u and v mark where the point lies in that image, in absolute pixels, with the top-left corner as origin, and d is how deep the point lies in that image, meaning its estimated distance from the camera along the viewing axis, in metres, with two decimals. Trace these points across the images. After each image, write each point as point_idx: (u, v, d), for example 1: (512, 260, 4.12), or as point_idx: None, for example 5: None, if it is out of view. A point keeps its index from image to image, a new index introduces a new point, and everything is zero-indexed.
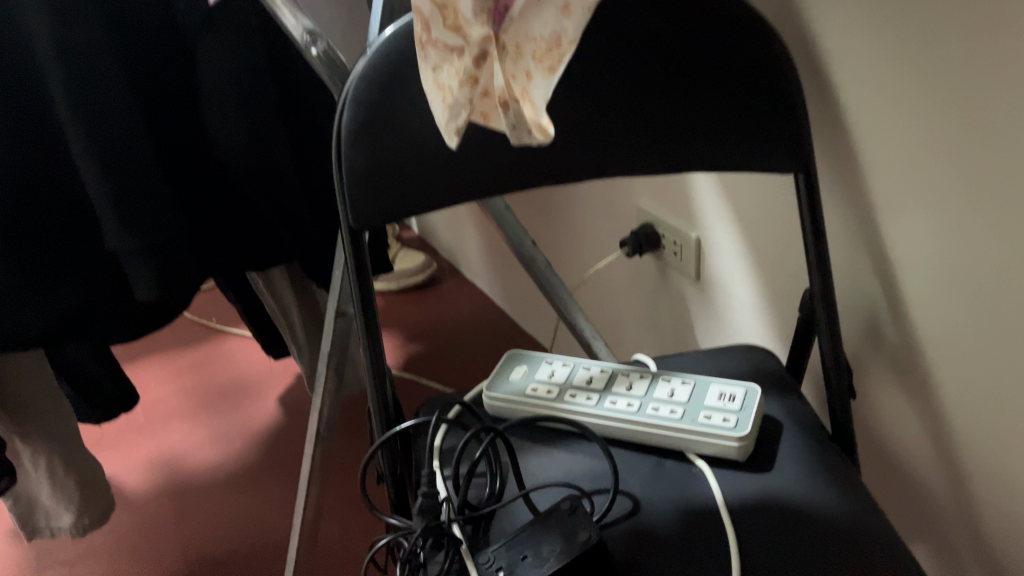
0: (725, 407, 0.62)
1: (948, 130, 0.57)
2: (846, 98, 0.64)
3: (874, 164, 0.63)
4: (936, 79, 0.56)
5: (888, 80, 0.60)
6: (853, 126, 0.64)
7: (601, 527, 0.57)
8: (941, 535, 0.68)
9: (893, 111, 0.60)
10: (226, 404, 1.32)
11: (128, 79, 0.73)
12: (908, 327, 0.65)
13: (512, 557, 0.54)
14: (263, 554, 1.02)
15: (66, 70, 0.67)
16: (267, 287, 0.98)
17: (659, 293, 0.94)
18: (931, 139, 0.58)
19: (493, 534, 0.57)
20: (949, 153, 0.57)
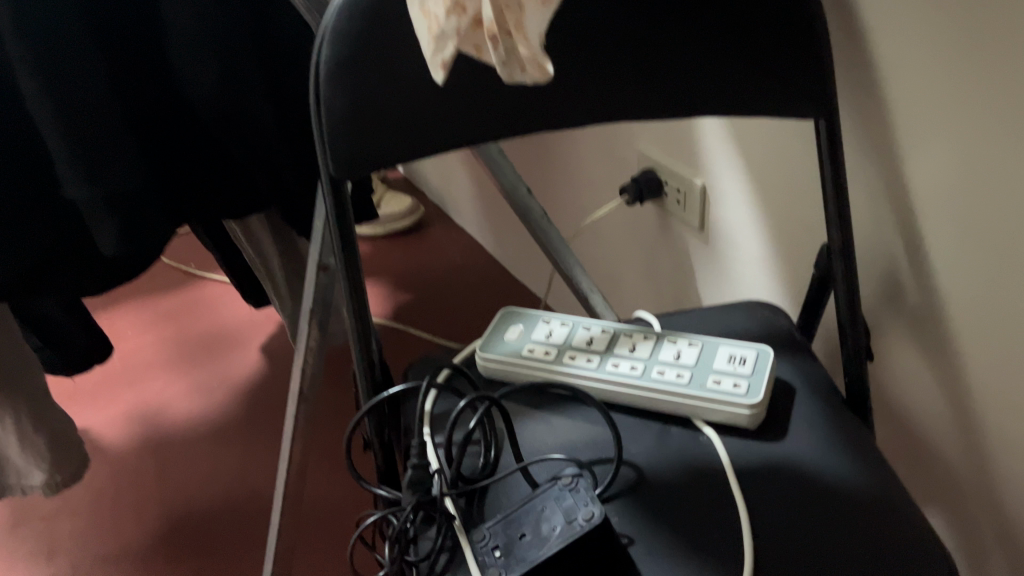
0: (735, 371, 0.58)
1: (991, 71, 0.51)
2: (876, 33, 0.58)
3: (903, 110, 0.58)
4: (981, 13, 0.51)
5: (926, 14, 0.54)
6: (882, 65, 0.59)
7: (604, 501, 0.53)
8: (955, 502, 0.66)
9: (930, 49, 0.55)
10: (207, 354, 1.28)
11: (84, 15, 0.66)
12: (932, 286, 0.61)
13: (510, 536, 0.50)
14: (248, 511, 0.99)
15: (14, 6, 0.61)
16: (245, 236, 0.93)
17: (660, 244, 0.90)
18: (971, 81, 0.53)
19: (488, 508, 0.53)
20: (991, 96, 0.52)
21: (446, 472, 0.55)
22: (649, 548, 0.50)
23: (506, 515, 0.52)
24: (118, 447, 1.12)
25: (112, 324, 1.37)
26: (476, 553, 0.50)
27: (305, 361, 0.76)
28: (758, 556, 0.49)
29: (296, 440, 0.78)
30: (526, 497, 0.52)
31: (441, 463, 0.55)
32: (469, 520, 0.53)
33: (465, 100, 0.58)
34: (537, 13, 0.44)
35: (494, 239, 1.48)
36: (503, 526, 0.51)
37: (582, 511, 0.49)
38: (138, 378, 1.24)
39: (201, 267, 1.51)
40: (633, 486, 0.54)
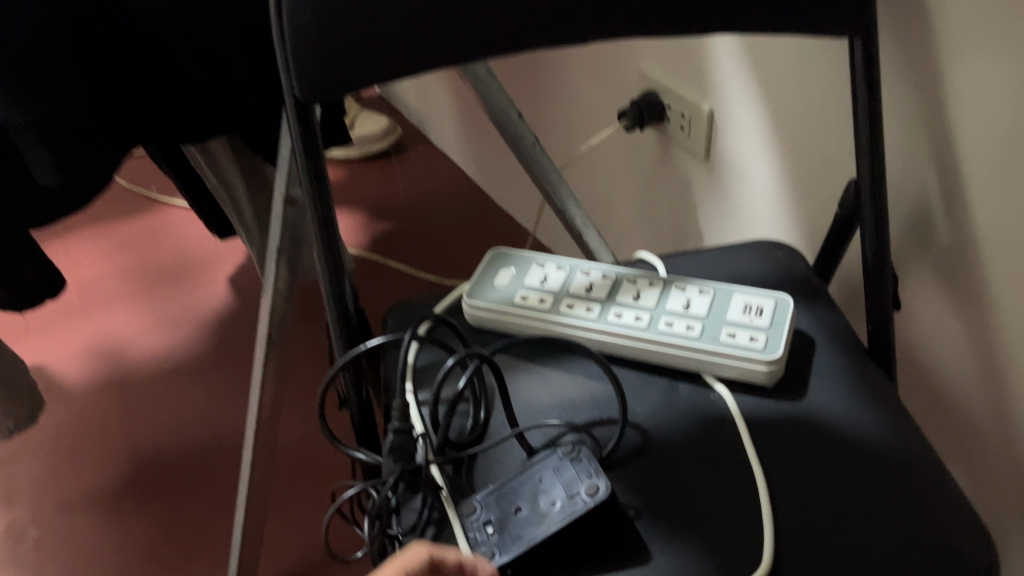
0: (752, 323, 0.53)
1: None
2: None
3: (953, 28, 0.51)
4: None
5: None
6: None
7: (606, 467, 0.48)
8: (973, 457, 0.62)
9: None
10: (172, 285, 1.21)
11: None
12: (969, 228, 0.55)
13: (504, 511, 0.45)
14: (218, 453, 0.94)
15: None
16: (207, 162, 0.85)
17: (659, 174, 0.83)
18: None
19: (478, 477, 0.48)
20: None
21: (433, 437, 0.49)
22: (659, 521, 0.44)
23: (499, 486, 0.46)
24: (79, 385, 1.06)
25: (69, 253, 1.29)
26: (466, 529, 0.45)
27: (274, 304, 0.69)
28: (780, 530, 0.44)
29: (266, 387, 0.72)
30: (522, 466, 0.47)
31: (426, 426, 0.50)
32: (458, 490, 0.47)
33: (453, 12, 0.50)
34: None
35: (476, 163, 1.40)
36: (496, 498, 0.46)
37: (586, 484, 0.44)
38: (98, 311, 1.17)
39: (164, 191, 1.43)
40: (640, 450, 0.49)
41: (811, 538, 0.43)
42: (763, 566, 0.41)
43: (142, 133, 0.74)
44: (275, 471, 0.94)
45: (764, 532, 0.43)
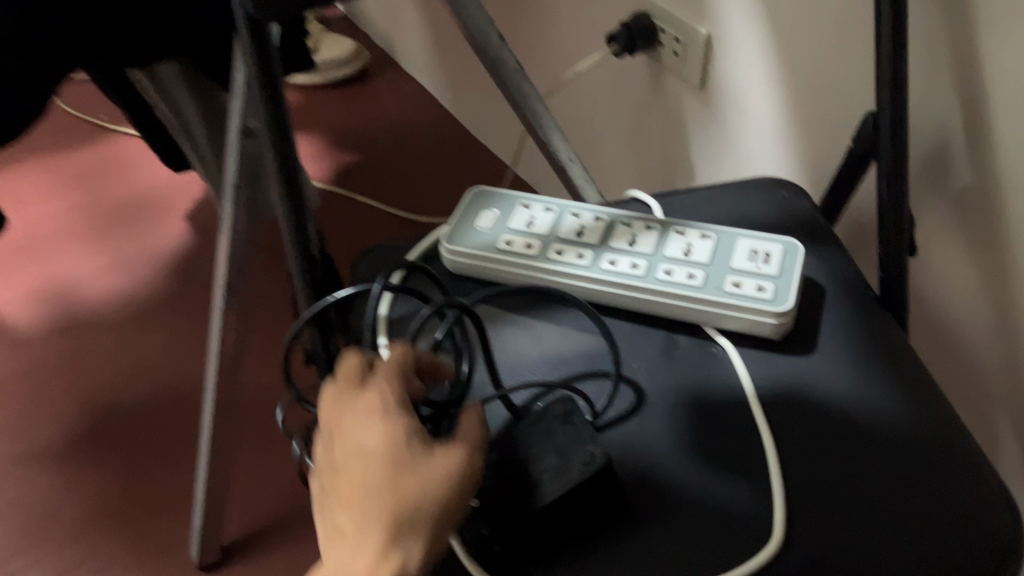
0: (759, 270, 0.48)
1: None
2: None
3: None
4: None
5: None
6: None
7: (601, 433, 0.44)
8: (978, 404, 0.59)
9: None
10: (125, 222, 1.14)
11: None
12: (990, 167, 0.51)
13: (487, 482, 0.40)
14: (180, 403, 0.90)
15: None
16: (155, 88, 0.77)
17: (649, 104, 0.77)
18: None
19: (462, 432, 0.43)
20: None
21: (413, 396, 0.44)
22: (657, 494, 0.40)
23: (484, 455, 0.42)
24: (29, 331, 1.00)
25: (14, 187, 1.21)
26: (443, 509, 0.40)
27: (232, 247, 0.63)
28: (791, 500, 0.40)
29: (227, 335, 0.67)
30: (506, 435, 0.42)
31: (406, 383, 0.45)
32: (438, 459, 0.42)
33: None
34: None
35: (448, 90, 1.33)
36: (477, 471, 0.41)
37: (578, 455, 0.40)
38: (47, 250, 1.11)
39: (113, 119, 1.34)
40: (636, 413, 0.45)
41: (823, 510, 0.39)
42: (774, 543, 0.38)
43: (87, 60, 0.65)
44: (241, 420, 0.90)
45: (773, 507, 0.40)
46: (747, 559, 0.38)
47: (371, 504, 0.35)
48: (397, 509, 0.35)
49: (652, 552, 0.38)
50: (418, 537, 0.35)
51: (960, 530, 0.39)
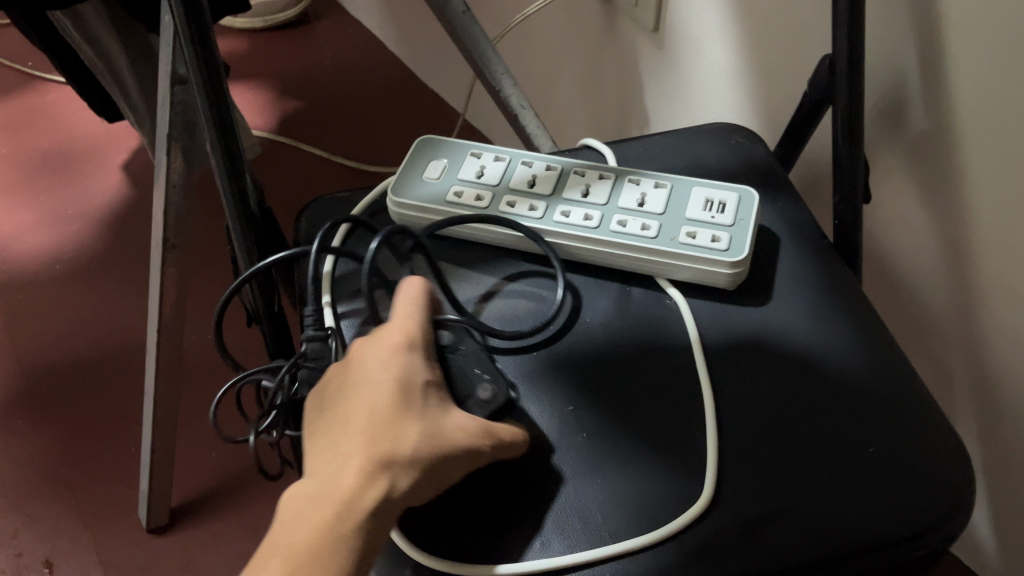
0: (713, 220, 0.47)
1: None
2: None
3: None
4: None
5: None
6: None
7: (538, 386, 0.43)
8: (931, 347, 0.60)
9: None
10: (58, 175, 1.09)
11: None
12: (945, 110, 0.50)
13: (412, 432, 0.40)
14: (122, 364, 0.87)
15: None
16: (78, 32, 0.72)
17: (602, 47, 0.75)
18: None
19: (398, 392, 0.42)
20: None
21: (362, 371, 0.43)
22: (600, 451, 0.40)
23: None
24: None
25: None
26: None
27: (168, 201, 0.60)
28: (743, 453, 0.40)
29: (167, 294, 0.65)
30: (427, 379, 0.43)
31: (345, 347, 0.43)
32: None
33: None
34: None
35: (395, 34, 1.29)
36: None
37: (469, 389, 0.40)
38: None
39: (40, 66, 1.27)
40: (583, 361, 0.44)
41: (760, 466, 0.39)
42: (703, 500, 0.38)
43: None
44: (186, 379, 0.87)
45: (703, 462, 0.39)
46: (676, 517, 0.37)
47: (379, 429, 0.36)
48: (401, 436, 0.36)
49: (606, 508, 0.38)
50: (421, 486, 0.35)
51: (902, 484, 0.39)
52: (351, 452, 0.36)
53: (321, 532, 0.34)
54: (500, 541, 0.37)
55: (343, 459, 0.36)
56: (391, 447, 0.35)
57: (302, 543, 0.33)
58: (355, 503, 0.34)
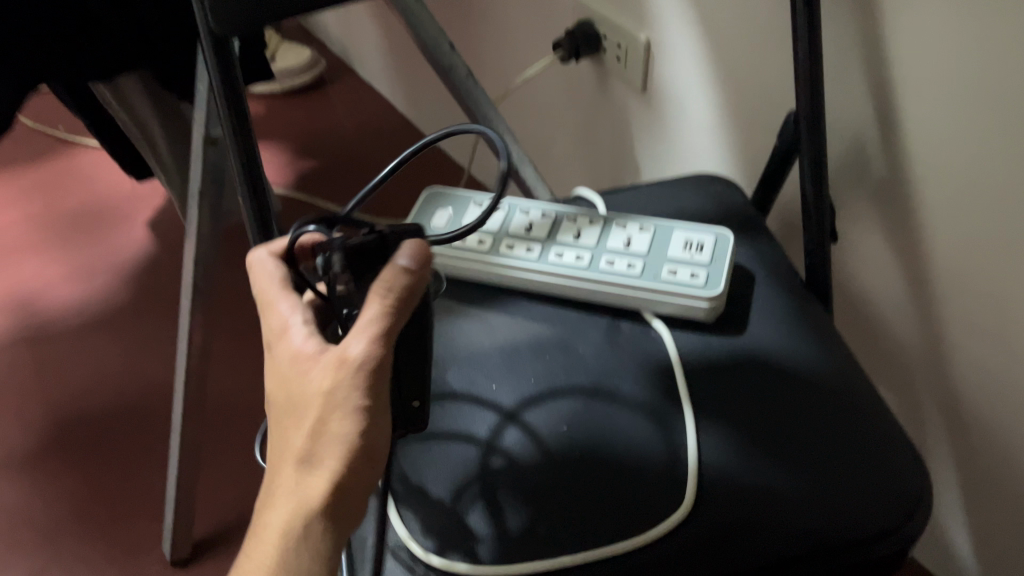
0: (692, 259, 0.52)
1: None
2: None
3: None
4: None
5: None
6: None
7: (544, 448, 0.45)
8: (903, 378, 0.64)
9: None
10: (87, 232, 1.15)
11: None
12: (902, 158, 0.55)
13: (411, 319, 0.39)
14: (147, 408, 0.92)
15: None
16: (116, 99, 0.79)
17: (595, 107, 0.81)
18: None
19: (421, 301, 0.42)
20: None
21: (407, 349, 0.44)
22: (589, 472, 0.44)
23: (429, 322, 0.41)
24: None
25: None
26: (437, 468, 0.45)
27: (197, 251, 0.66)
28: (723, 465, 0.44)
29: (194, 338, 0.70)
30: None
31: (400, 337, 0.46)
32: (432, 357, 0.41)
33: None
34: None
35: (405, 97, 1.36)
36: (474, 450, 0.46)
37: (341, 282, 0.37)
38: (8, 260, 1.11)
39: (72, 130, 1.34)
40: (588, 407, 0.47)
41: (737, 477, 0.44)
42: (685, 506, 0.42)
43: (50, 75, 0.66)
44: (207, 421, 0.92)
45: (688, 475, 0.44)
46: (660, 521, 0.42)
47: (287, 438, 0.35)
48: (302, 435, 0.34)
49: (601, 514, 0.42)
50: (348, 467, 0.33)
51: (862, 497, 0.43)
52: (277, 474, 0.35)
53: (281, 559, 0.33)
54: (503, 542, 0.41)
55: (274, 486, 0.35)
56: (301, 445, 0.34)
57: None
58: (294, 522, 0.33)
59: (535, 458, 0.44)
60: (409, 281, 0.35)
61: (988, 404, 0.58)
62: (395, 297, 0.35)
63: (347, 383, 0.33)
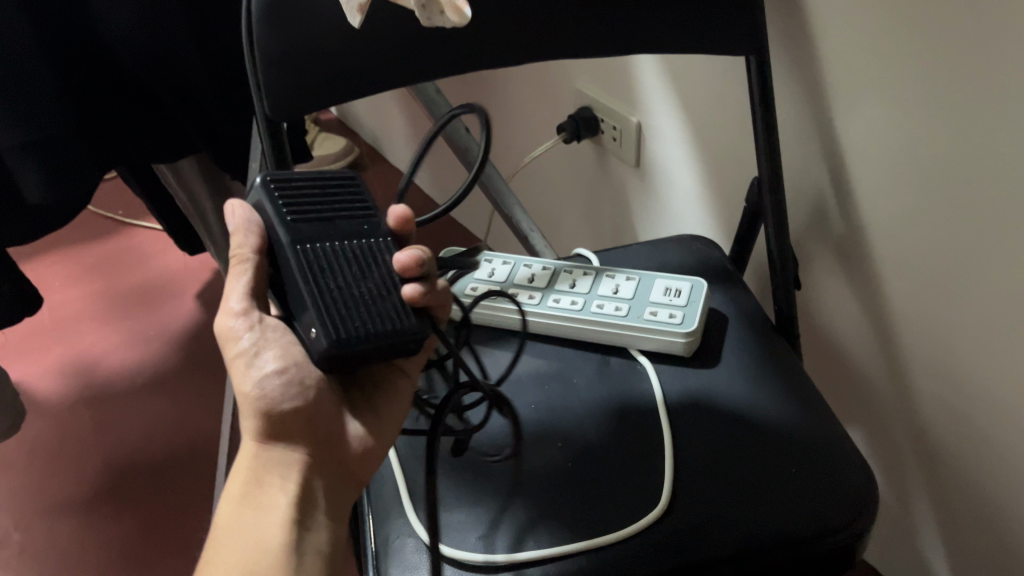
0: (671, 302, 0.61)
1: (920, 16, 0.52)
2: None
3: (836, 53, 0.58)
4: None
5: None
6: (813, 11, 0.59)
7: (516, 486, 0.52)
8: (877, 415, 0.71)
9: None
10: (140, 304, 1.26)
11: None
12: (857, 216, 0.63)
13: (273, 262, 0.45)
14: (190, 461, 1.00)
15: None
16: (176, 179, 0.90)
17: (598, 181, 0.91)
18: (902, 26, 0.53)
19: (325, 233, 0.42)
20: (919, 41, 0.53)
21: (365, 282, 0.42)
22: (550, 499, 0.51)
23: (307, 251, 0.41)
24: (54, 401, 1.11)
25: (37, 276, 1.33)
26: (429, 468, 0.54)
27: None
28: (691, 479, 0.51)
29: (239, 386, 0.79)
30: (326, 204, 0.44)
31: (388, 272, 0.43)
32: (313, 282, 0.40)
33: (404, 33, 0.54)
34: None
35: (431, 180, 1.47)
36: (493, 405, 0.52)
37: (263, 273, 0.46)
38: (69, 330, 1.22)
39: (129, 213, 1.46)
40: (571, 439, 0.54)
41: (709, 489, 0.51)
42: (659, 510, 0.49)
43: (120, 159, 0.77)
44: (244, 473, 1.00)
45: (661, 482, 0.51)
46: (637, 521, 0.49)
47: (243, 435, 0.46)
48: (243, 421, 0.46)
49: (593, 519, 0.50)
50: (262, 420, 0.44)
51: (818, 498, 0.50)
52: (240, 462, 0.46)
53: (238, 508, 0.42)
54: (503, 543, 0.49)
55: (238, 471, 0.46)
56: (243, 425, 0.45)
57: (222, 526, 0.42)
58: (238, 477, 0.43)
59: (507, 488, 0.52)
60: (238, 237, 0.44)
61: (950, 436, 0.65)
62: (234, 253, 0.44)
63: (225, 346, 0.45)
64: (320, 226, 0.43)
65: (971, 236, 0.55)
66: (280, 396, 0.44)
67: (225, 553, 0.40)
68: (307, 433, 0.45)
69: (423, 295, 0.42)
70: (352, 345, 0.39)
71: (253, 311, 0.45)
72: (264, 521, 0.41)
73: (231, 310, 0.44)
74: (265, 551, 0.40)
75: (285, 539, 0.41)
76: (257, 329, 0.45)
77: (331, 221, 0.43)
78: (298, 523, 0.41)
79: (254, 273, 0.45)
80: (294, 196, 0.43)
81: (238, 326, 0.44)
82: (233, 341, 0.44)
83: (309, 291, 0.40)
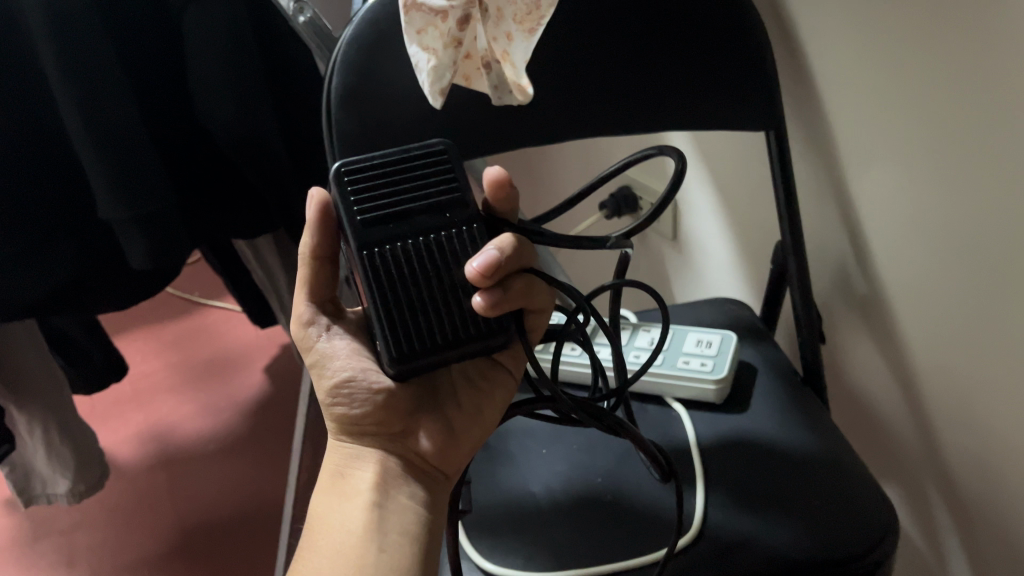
0: (702, 353, 0.66)
1: (926, 94, 0.57)
2: (821, 69, 0.65)
3: (851, 128, 0.64)
4: (915, 49, 0.57)
5: (863, 48, 0.60)
6: (827, 94, 0.65)
7: (567, 508, 0.57)
8: (907, 471, 0.74)
9: (871, 77, 0.61)
10: (214, 376, 1.35)
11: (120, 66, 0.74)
12: (877, 277, 0.68)
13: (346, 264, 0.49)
14: (255, 526, 1.07)
15: (63, 62, 0.68)
16: (254, 256, 1.00)
17: (641, 253, 0.97)
18: (911, 103, 0.58)
19: (396, 233, 0.45)
20: (927, 115, 0.58)
21: (434, 285, 0.45)
22: (596, 517, 0.56)
23: (375, 257, 0.44)
24: (134, 466, 1.19)
25: (122, 349, 1.44)
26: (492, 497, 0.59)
27: None
28: (721, 511, 0.56)
29: None
30: (399, 194, 0.45)
31: (445, 268, 0.46)
32: (378, 292, 0.45)
33: (463, 116, 0.63)
34: (524, 42, 0.48)
35: None
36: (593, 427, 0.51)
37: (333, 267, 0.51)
38: (149, 401, 1.31)
39: (206, 294, 1.57)
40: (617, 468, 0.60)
41: (738, 522, 0.55)
42: (690, 534, 0.54)
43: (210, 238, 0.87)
44: None
45: (695, 510, 0.56)
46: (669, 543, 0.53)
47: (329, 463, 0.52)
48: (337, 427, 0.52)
49: (635, 541, 0.54)
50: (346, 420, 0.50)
51: (839, 527, 0.53)
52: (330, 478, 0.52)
53: (327, 518, 0.48)
54: (551, 560, 0.54)
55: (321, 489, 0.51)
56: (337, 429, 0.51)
57: (313, 534, 0.48)
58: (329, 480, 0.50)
59: (558, 510, 0.57)
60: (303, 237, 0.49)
61: (973, 493, 0.67)
62: (300, 258, 0.50)
63: (305, 353, 0.51)
64: (391, 225, 0.45)
65: (986, 294, 0.59)
66: (350, 400, 0.49)
67: (314, 563, 0.46)
68: (383, 428, 0.50)
69: (491, 305, 0.45)
70: (412, 358, 0.45)
71: (321, 318, 0.51)
72: (341, 523, 0.47)
73: (302, 319, 0.51)
74: (343, 555, 0.46)
75: (363, 524, 0.47)
76: (327, 336, 0.51)
77: (406, 216, 0.45)
78: (378, 518, 0.47)
79: (312, 278, 0.50)
80: (368, 189, 0.45)
81: (312, 333, 0.51)
82: (310, 347, 0.51)
83: (375, 304, 0.45)
